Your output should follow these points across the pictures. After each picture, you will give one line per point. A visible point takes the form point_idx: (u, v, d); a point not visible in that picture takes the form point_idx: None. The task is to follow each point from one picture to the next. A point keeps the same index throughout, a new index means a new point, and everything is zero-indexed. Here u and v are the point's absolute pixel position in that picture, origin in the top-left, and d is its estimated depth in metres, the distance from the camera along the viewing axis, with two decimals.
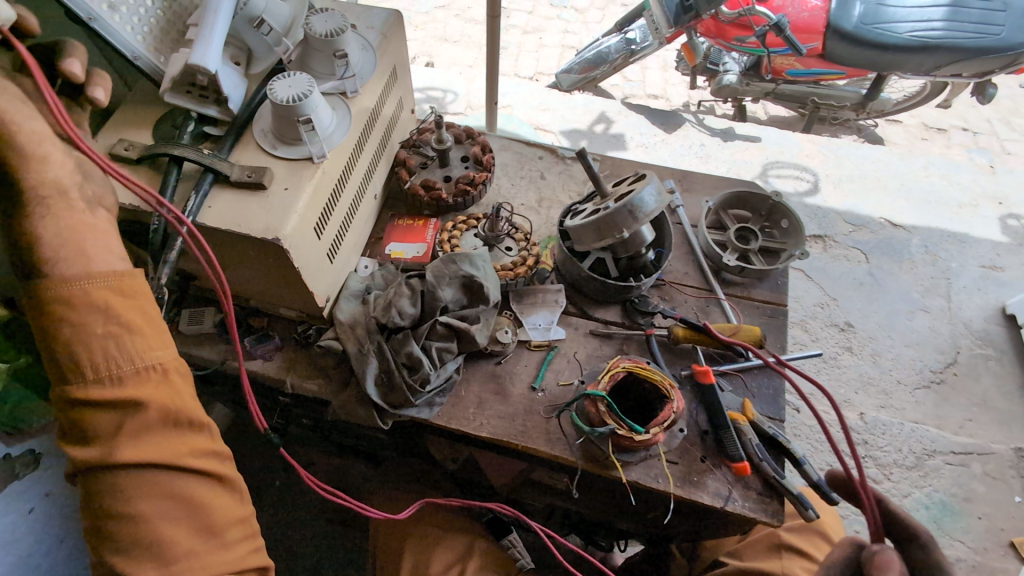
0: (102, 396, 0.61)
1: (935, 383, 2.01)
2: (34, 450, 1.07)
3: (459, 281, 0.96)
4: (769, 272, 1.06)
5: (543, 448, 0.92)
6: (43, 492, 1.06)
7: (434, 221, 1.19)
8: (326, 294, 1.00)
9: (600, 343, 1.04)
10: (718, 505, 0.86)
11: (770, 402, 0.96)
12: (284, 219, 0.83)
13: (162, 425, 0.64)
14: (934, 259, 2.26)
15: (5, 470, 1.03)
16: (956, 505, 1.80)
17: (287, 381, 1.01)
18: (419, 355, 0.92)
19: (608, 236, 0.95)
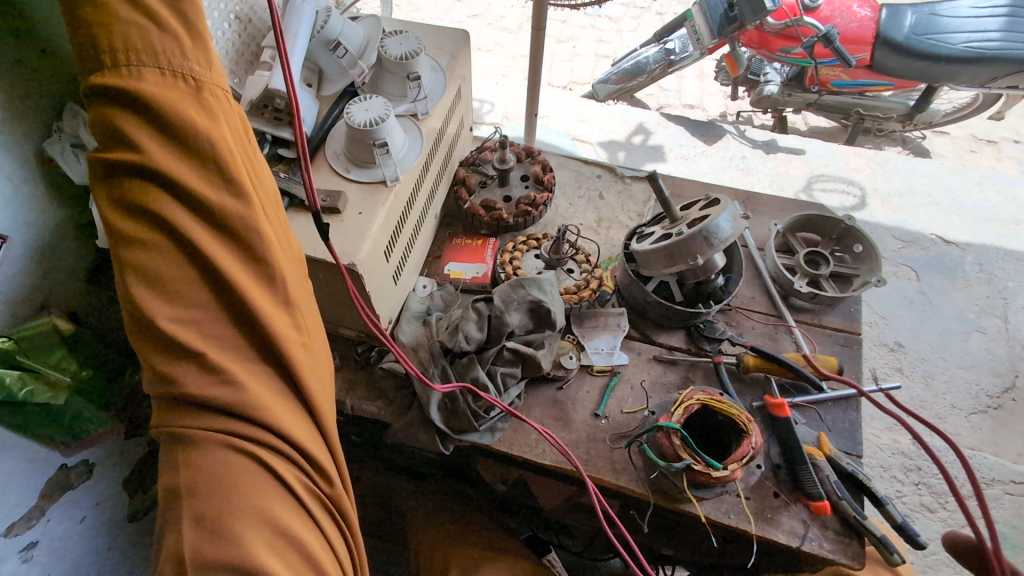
0: (177, 274, 0.49)
1: (992, 409, 1.94)
2: (89, 460, 0.98)
3: (526, 306, 0.95)
4: (842, 299, 1.03)
5: (608, 479, 0.91)
6: (95, 500, 1.00)
7: (493, 240, 1.18)
8: (389, 315, 1.00)
9: (664, 370, 1.02)
10: (795, 545, 0.83)
11: (846, 436, 0.92)
12: (359, 244, 0.83)
13: (244, 329, 0.51)
14: (990, 278, 2.18)
15: (61, 482, 0.93)
16: (1018, 538, 1.72)
17: (348, 402, 1.01)
18: (485, 380, 0.92)
19: (679, 262, 0.93)
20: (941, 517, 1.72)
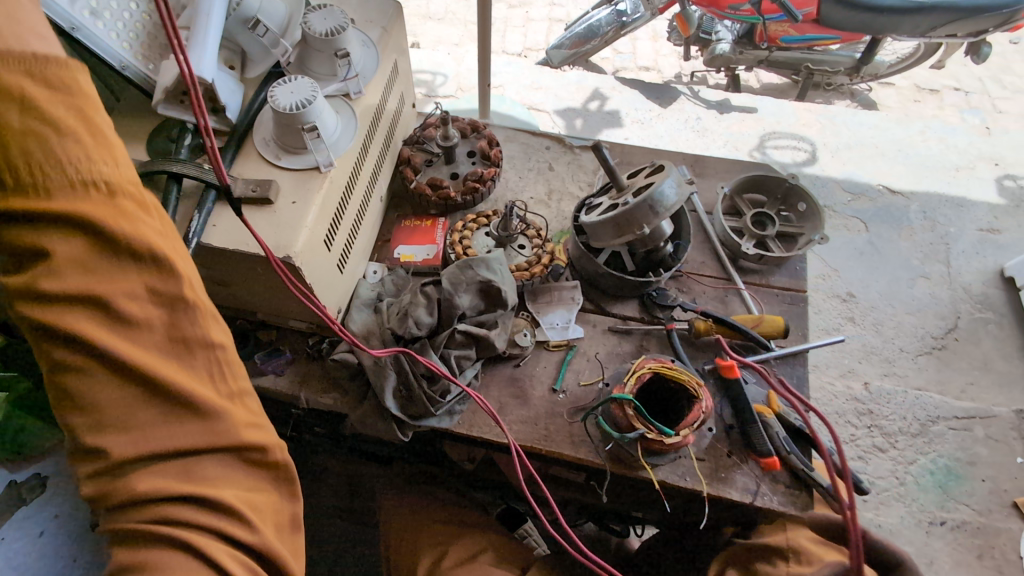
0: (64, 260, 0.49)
1: (937, 350, 2.03)
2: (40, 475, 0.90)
3: (475, 287, 0.93)
4: (788, 259, 1.04)
5: (567, 452, 0.92)
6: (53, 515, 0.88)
7: (442, 220, 1.16)
8: (337, 305, 0.97)
9: (619, 340, 1.02)
10: (748, 500, 0.87)
11: (794, 392, 0.95)
12: (293, 235, 0.80)
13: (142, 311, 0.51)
14: (933, 225, 2.26)
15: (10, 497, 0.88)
16: (960, 470, 1.83)
17: (302, 396, 1.00)
18: (439, 365, 0.91)
19: (627, 233, 0.92)
20: (892, 456, 1.85)
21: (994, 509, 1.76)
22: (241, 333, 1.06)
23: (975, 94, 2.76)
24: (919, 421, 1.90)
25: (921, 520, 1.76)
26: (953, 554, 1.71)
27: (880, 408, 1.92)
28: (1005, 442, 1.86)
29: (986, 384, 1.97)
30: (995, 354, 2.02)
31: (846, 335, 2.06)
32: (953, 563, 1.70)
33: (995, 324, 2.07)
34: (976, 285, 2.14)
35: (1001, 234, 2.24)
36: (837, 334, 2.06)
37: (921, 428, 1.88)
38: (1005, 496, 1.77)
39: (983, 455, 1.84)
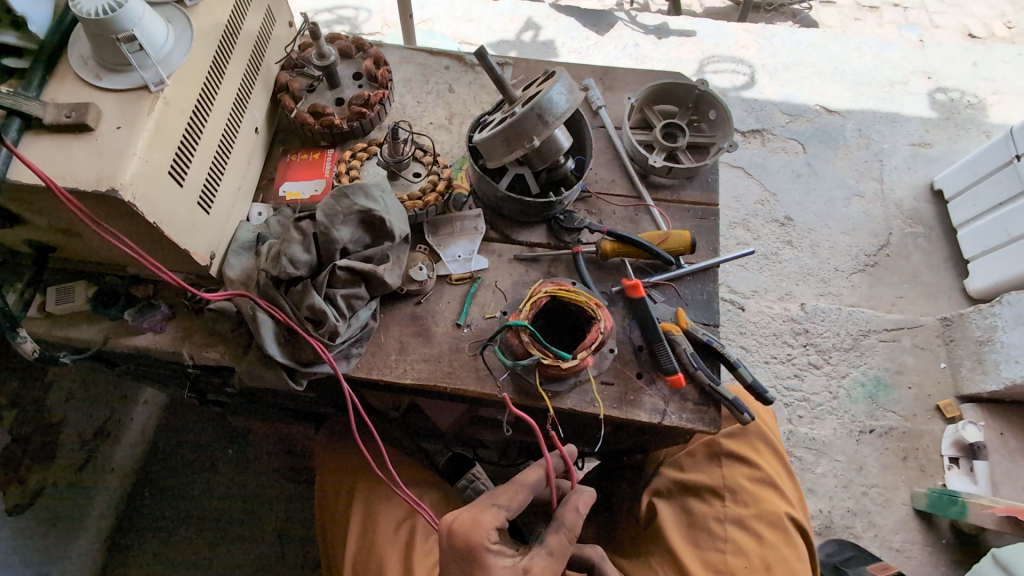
0: None
1: (870, 267, 1.98)
2: None
3: (355, 217, 0.85)
4: (698, 170, 0.99)
5: (472, 388, 0.86)
6: None
7: (331, 152, 1.05)
8: (208, 249, 0.86)
9: (526, 269, 0.96)
10: (656, 421, 0.84)
11: (705, 308, 0.91)
12: (120, 165, 0.69)
13: None
14: (867, 142, 2.20)
15: None
16: (889, 379, 1.80)
17: (184, 353, 0.89)
18: (322, 306, 0.82)
19: (518, 147, 0.84)
20: (826, 371, 1.82)
21: (919, 414, 1.76)
22: (108, 292, 0.91)
23: (913, 10, 2.69)
24: (851, 336, 1.85)
25: (851, 430, 1.75)
26: (881, 461, 1.71)
27: (814, 326, 1.87)
28: (931, 348, 1.83)
29: (915, 297, 1.94)
30: (924, 267, 1.99)
31: (784, 258, 1.99)
32: (881, 470, 1.70)
33: (924, 237, 2.03)
34: (907, 200, 2.09)
35: (932, 147, 2.19)
36: (774, 258, 1.99)
37: (853, 342, 1.84)
38: (929, 400, 1.78)
39: (910, 364, 1.82)
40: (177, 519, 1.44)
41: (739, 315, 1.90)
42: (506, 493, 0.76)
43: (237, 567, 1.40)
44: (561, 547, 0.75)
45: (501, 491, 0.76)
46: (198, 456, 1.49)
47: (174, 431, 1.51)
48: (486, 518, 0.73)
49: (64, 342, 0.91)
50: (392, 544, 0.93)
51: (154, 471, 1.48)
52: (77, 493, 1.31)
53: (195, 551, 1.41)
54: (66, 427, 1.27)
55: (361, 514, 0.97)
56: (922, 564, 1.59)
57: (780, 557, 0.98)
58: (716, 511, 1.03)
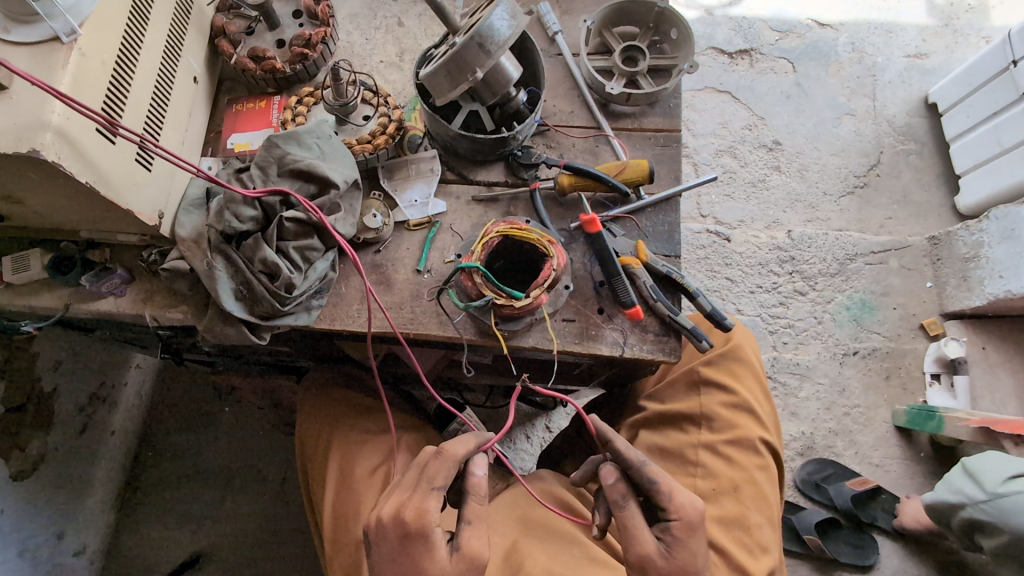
0: None
1: (858, 190, 1.89)
2: None
3: (290, 169, 0.84)
4: (659, 95, 0.96)
5: (434, 332, 0.86)
6: None
7: (278, 99, 1.02)
8: (156, 209, 0.84)
9: (485, 210, 0.94)
10: (617, 353, 0.85)
11: (665, 240, 0.92)
12: (38, 124, 0.66)
13: None
14: (861, 56, 2.03)
15: None
16: (874, 301, 1.77)
17: (147, 315, 0.89)
18: (275, 259, 0.81)
19: (461, 81, 0.80)
20: (810, 298, 1.77)
21: (903, 334, 1.74)
22: (64, 259, 0.90)
23: None
24: (837, 261, 1.80)
25: (835, 354, 1.73)
26: (864, 381, 1.71)
27: (801, 254, 1.80)
28: (918, 269, 1.79)
29: (904, 217, 1.86)
30: (915, 185, 1.90)
31: (772, 185, 1.88)
32: (864, 390, 1.70)
33: (916, 154, 1.93)
34: (900, 115, 1.97)
35: (929, 57, 2.03)
36: (762, 185, 1.88)
37: (839, 267, 1.79)
38: (913, 320, 1.75)
39: (896, 285, 1.78)
40: (181, 478, 1.50)
41: (725, 247, 1.81)
42: (440, 473, 0.77)
43: (234, 517, 1.48)
44: (480, 511, 0.79)
45: (434, 469, 0.77)
46: (192, 414, 1.54)
47: (171, 396, 1.55)
48: (432, 505, 0.76)
49: (29, 310, 0.91)
50: (365, 483, 0.97)
51: (157, 430, 1.53)
52: (83, 455, 1.33)
53: (199, 502, 1.49)
54: (58, 396, 1.26)
55: (337, 460, 1.00)
56: (900, 477, 1.64)
57: (750, 481, 1.01)
58: (692, 439, 1.06)
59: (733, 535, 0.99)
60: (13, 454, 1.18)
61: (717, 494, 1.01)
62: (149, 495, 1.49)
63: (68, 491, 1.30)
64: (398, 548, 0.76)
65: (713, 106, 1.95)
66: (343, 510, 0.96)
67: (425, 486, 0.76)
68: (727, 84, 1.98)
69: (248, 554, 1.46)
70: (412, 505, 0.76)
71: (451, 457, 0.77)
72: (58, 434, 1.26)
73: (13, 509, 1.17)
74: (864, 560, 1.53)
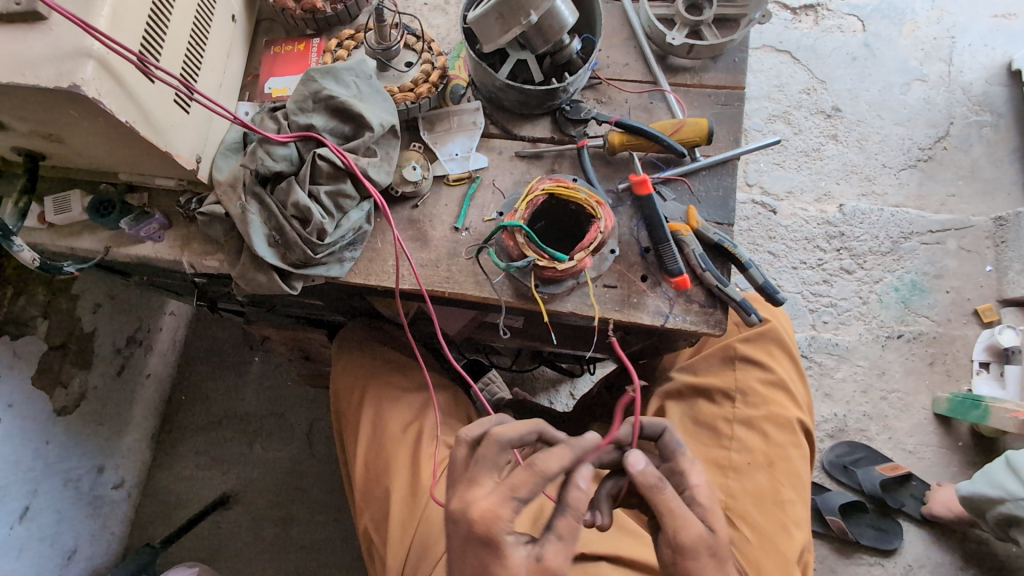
0: None
1: (921, 163, 1.75)
2: None
3: (325, 105, 0.81)
4: (724, 48, 0.89)
5: (470, 292, 0.83)
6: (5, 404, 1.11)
7: (317, 42, 0.98)
8: (194, 153, 0.82)
9: (528, 167, 0.90)
10: (659, 323, 0.81)
11: (719, 205, 0.86)
12: (79, 58, 0.64)
13: None
14: (940, 15, 1.84)
15: None
16: (926, 283, 1.66)
17: (185, 261, 0.89)
18: (307, 202, 0.79)
19: (513, 25, 0.77)
20: (857, 277, 1.67)
21: (953, 318, 1.63)
22: (105, 201, 0.91)
23: None
24: (890, 239, 1.68)
25: (877, 336, 1.63)
26: (906, 366, 1.61)
27: (852, 229, 1.69)
28: (979, 252, 1.66)
29: (969, 193, 1.72)
30: (985, 161, 1.75)
31: (827, 155, 1.75)
32: (904, 374, 1.60)
33: (990, 126, 1.76)
34: (979, 83, 1.80)
35: (1017, 18, 1.84)
36: (816, 154, 1.75)
37: (892, 246, 1.67)
38: (968, 305, 1.64)
39: (952, 267, 1.66)
40: (210, 423, 1.56)
41: (769, 219, 1.70)
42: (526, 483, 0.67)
43: (260, 462, 1.54)
44: (572, 529, 0.68)
45: (520, 476, 0.67)
46: (224, 360, 1.60)
47: (201, 341, 1.61)
48: (506, 511, 0.66)
49: (71, 251, 0.92)
50: (399, 439, 0.98)
51: (191, 375, 1.59)
52: (120, 393, 1.39)
53: (228, 446, 1.55)
54: (98, 336, 1.30)
55: (370, 415, 1.01)
56: (934, 464, 1.55)
57: (785, 457, 0.96)
58: (725, 412, 1.00)
59: (769, 512, 0.93)
60: (58, 390, 1.22)
61: (751, 468, 0.95)
62: (181, 434, 1.56)
63: (105, 428, 1.36)
64: (465, 546, 0.68)
65: (770, 67, 1.81)
66: (375, 465, 0.97)
67: (503, 491, 0.67)
68: (787, 43, 1.82)
69: (272, 497, 1.51)
70: (484, 503, 0.66)
71: (541, 471, 0.67)
72: (97, 373, 1.31)
73: (56, 441, 1.23)
74: (887, 545, 1.47)
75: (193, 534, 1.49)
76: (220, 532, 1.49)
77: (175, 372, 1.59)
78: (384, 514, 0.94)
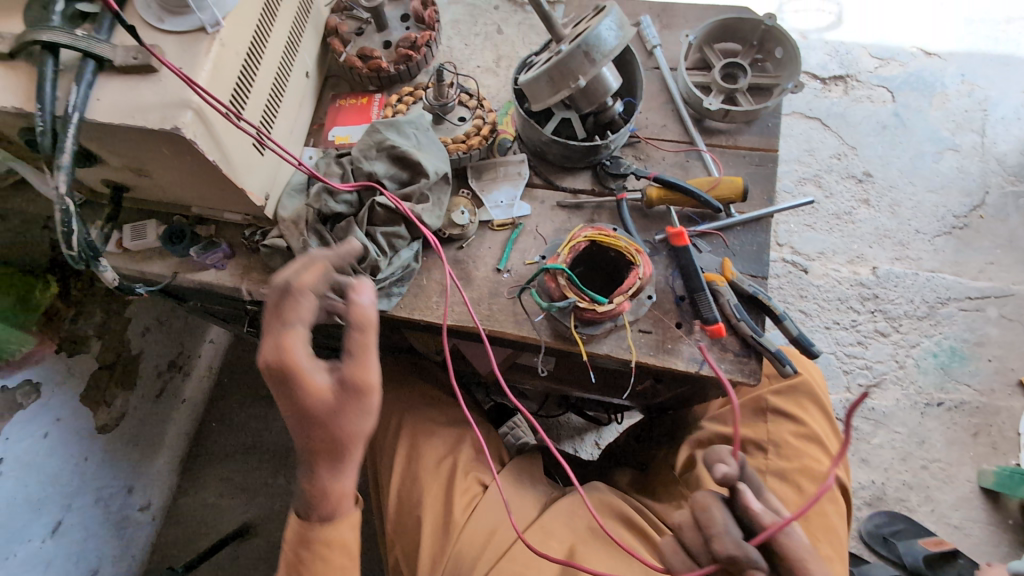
0: None
1: (956, 230, 1.75)
2: (33, 381, 1.15)
3: (387, 153, 0.89)
4: (758, 114, 0.95)
5: (509, 331, 0.87)
6: (54, 417, 1.19)
7: (379, 96, 1.08)
8: (263, 191, 0.90)
9: (568, 216, 0.95)
10: (694, 370, 0.82)
11: (753, 259, 0.89)
12: (182, 105, 0.73)
13: None
14: (971, 89, 1.89)
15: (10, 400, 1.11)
16: (966, 351, 1.62)
17: (243, 289, 0.96)
18: (364, 241, 0.87)
19: (562, 87, 0.83)
20: (893, 340, 1.64)
21: (997, 388, 1.58)
22: (177, 231, 0.99)
23: None
24: (927, 303, 1.66)
25: (915, 403, 1.58)
26: (947, 436, 1.55)
27: (886, 292, 1.68)
28: (1021, 321, 1.63)
29: (1008, 262, 1.70)
30: None
31: (859, 218, 1.77)
32: (946, 444, 1.54)
33: None
34: (1013, 154, 1.81)
35: None
36: (848, 217, 1.77)
37: (928, 310, 1.65)
38: (1011, 375, 1.59)
39: (993, 335, 1.63)
40: (239, 451, 1.60)
41: (801, 278, 1.71)
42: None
43: (284, 494, 1.55)
44: None
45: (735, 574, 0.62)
46: (257, 389, 1.65)
47: (238, 369, 1.67)
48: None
49: (141, 275, 1.00)
50: (432, 472, 0.99)
51: (225, 402, 1.64)
52: (157, 416, 1.43)
53: (254, 475, 1.57)
54: (144, 359, 1.37)
55: (406, 449, 1.04)
56: (981, 544, 1.47)
57: (821, 511, 0.93)
58: (758, 463, 0.98)
59: None
60: (100, 409, 1.28)
61: None
62: (210, 461, 1.59)
63: (139, 449, 1.40)
64: None
65: (800, 132, 1.87)
66: (408, 497, 0.99)
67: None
68: (817, 110, 1.89)
69: None
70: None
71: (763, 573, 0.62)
72: (139, 394, 1.37)
73: (95, 458, 1.28)
74: None
75: (211, 563, 1.49)
76: (238, 563, 1.49)
77: (210, 398, 1.64)
78: (414, 547, 0.95)
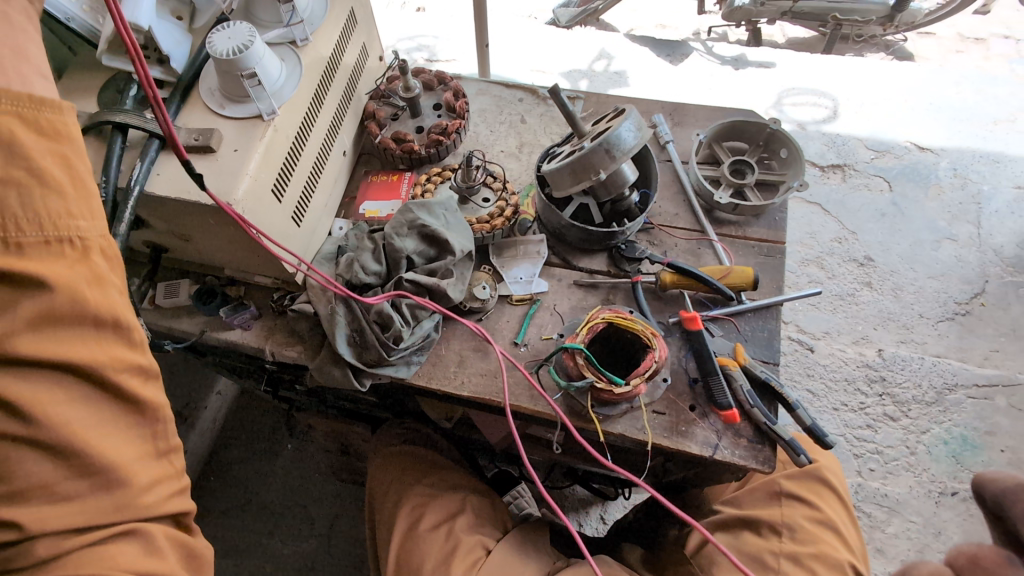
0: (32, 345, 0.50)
1: (959, 316, 1.78)
2: None
3: (418, 231, 0.94)
4: (765, 208, 1.01)
5: (525, 405, 0.89)
6: None
7: (409, 174, 1.15)
8: (296, 259, 0.95)
9: (584, 294, 0.99)
10: (707, 454, 0.83)
11: (764, 345, 0.92)
12: (235, 184, 0.80)
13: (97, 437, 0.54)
14: (964, 183, 1.99)
15: None
16: (978, 439, 1.60)
17: (266, 350, 0.99)
18: (390, 312, 0.89)
19: (584, 179, 0.90)
20: (903, 425, 1.63)
21: None
22: (209, 291, 1.03)
23: None
24: (935, 389, 1.67)
25: (929, 491, 1.55)
26: (964, 529, 1.51)
27: (893, 375, 1.69)
28: None
29: (1013, 351, 1.72)
30: None
31: (862, 301, 1.81)
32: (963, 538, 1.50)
33: None
34: (1010, 246, 1.88)
35: None
36: (851, 299, 1.81)
37: (936, 396, 1.65)
38: None
39: (1004, 425, 1.61)
40: (233, 508, 1.55)
41: (808, 357, 1.73)
42: None
43: (277, 559, 1.49)
44: None
45: None
46: (260, 445, 1.63)
47: (242, 424, 1.66)
48: None
49: (168, 331, 1.03)
50: (430, 537, 0.97)
51: (226, 458, 1.62)
52: None
53: (248, 538, 1.52)
54: None
55: (406, 516, 1.02)
56: None
57: None
58: (772, 546, 0.95)
59: None
60: None
61: None
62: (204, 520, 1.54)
63: None
64: None
65: (802, 216, 1.96)
66: (406, 560, 0.96)
67: None
68: (817, 196, 1.98)
69: None
70: None
71: None
72: None
73: None
74: None
75: None
76: None
77: (210, 452, 1.61)
78: None
